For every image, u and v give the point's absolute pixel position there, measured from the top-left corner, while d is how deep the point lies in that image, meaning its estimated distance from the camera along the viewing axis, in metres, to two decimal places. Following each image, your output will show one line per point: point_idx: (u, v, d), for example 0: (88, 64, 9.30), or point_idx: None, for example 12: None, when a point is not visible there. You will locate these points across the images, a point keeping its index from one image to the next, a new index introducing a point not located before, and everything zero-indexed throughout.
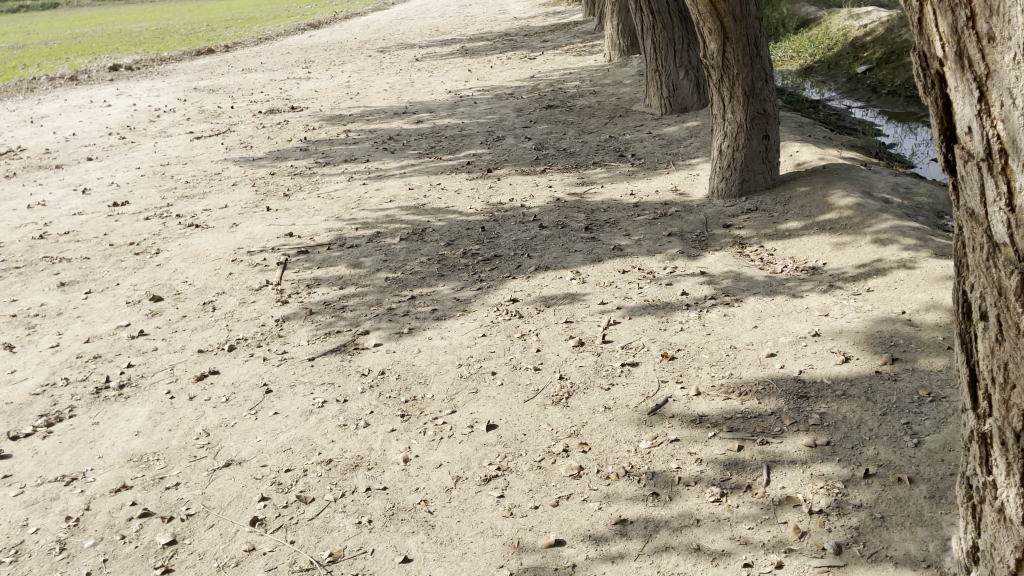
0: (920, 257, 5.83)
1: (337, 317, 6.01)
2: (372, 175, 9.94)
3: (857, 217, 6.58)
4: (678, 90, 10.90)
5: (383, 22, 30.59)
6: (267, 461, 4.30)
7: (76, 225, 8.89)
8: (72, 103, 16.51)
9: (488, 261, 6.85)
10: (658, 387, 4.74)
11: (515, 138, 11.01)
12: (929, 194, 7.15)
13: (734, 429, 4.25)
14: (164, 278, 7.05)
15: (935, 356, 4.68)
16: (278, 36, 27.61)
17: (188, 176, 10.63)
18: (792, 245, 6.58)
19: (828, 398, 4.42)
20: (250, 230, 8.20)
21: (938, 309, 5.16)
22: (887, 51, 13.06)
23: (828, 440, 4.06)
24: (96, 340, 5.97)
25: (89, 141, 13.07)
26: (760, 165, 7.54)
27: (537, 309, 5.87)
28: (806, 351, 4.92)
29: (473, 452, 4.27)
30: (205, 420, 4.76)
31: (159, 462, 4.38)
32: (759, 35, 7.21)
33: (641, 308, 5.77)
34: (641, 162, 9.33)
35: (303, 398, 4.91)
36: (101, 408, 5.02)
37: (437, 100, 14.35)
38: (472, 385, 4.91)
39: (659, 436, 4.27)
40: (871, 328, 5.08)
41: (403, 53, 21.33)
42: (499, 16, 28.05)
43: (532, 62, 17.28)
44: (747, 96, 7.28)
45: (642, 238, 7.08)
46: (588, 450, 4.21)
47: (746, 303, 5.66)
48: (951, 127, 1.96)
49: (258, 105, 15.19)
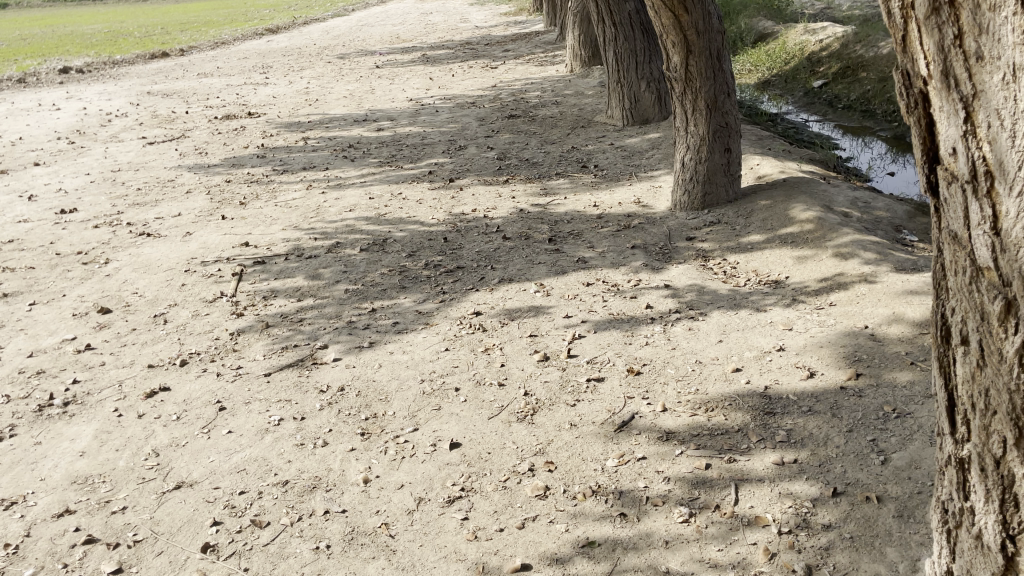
0: (881, 271, 5.86)
1: (294, 331, 5.83)
2: (331, 183, 9.76)
3: (818, 231, 6.61)
4: (640, 102, 10.94)
5: (344, 27, 30.41)
6: (221, 483, 4.13)
7: (21, 233, 8.56)
8: (18, 107, 15.99)
9: (450, 273, 6.75)
10: (624, 403, 4.67)
11: (476, 147, 10.94)
12: (887, 209, 7.23)
13: (701, 447, 4.20)
14: (113, 289, 6.80)
15: (899, 371, 4.69)
16: (234, 40, 27.19)
17: (140, 183, 10.34)
18: (754, 258, 6.59)
19: (794, 415, 4.39)
20: (205, 239, 7.97)
21: (901, 323, 5.19)
22: (842, 66, 13.29)
23: (796, 458, 4.02)
24: (39, 354, 5.71)
25: (36, 146, 12.66)
26: (722, 178, 7.56)
27: (502, 322, 5.77)
28: (771, 366, 4.90)
29: (436, 472, 4.15)
30: (154, 440, 4.56)
31: (104, 484, 4.17)
32: (721, 48, 7.22)
33: (606, 322, 5.70)
34: (603, 174, 9.32)
35: (258, 415, 4.74)
36: (45, 426, 4.78)
37: (397, 108, 14.23)
38: (435, 402, 4.79)
39: (626, 454, 4.19)
40: (835, 343, 5.07)
41: (362, 59, 21.16)
42: (460, 25, 28.05)
43: (494, 72, 17.21)
44: (710, 109, 7.29)
45: (606, 250, 7.03)
46: (554, 468, 4.11)
47: (711, 317, 5.64)
48: (934, 147, 1.93)
49: (213, 111, 14.89)
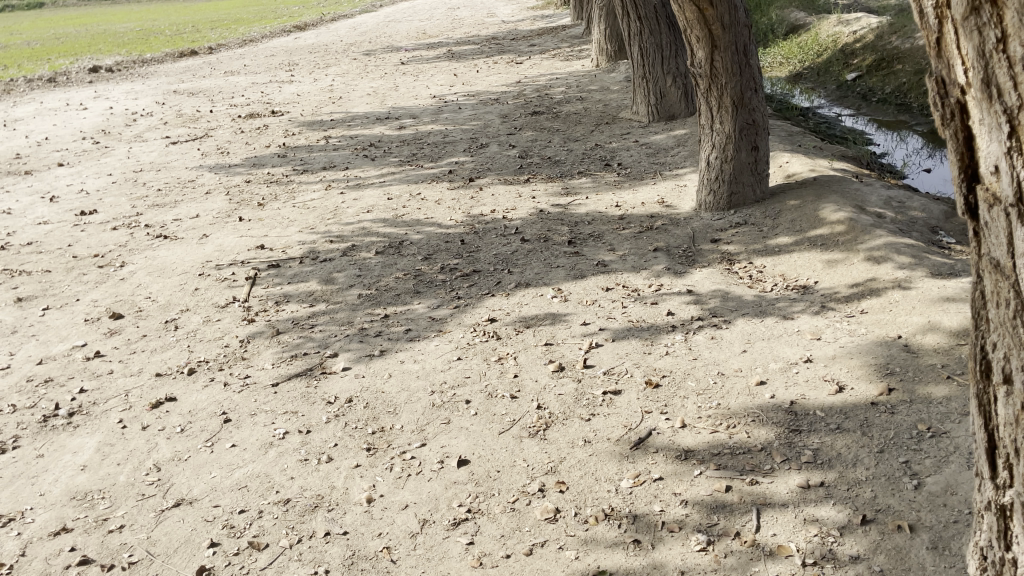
0: (915, 276, 5.57)
1: (305, 338, 5.70)
2: (350, 184, 9.63)
3: (849, 233, 6.31)
4: (666, 98, 10.67)
5: (371, 23, 30.25)
6: (221, 501, 4.00)
7: (40, 235, 8.54)
8: (47, 106, 16.12)
9: (466, 277, 6.58)
10: (642, 418, 4.46)
11: (498, 145, 10.75)
12: (923, 209, 6.91)
13: (722, 467, 3.98)
14: (126, 294, 6.73)
15: (934, 385, 4.42)
16: (262, 38, 27.22)
17: (161, 184, 10.30)
18: (782, 261, 6.33)
19: (821, 433, 4.15)
20: (221, 241, 7.88)
21: (937, 332, 4.90)
22: (877, 58, 12.86)
23: (822, 480, 3.79)
24: (49, 362, 5.64)
25: (61, 146, 12.71)
26: (749, 178, 7.29)
27: (517, 330, 5.59)
28: (797, 379, 4.65)
29: (443, 491, 3.98)
30: (157, 453, 4.45)
31: (104, 501, 4.06)
32: (748, 43, 6.95)
33: (625, 330, 5.49)
34: (627, 172, 9.08)
35: (264, 428, 4.60)
36: (48, 438, 4.69)
37: (420, 105, 14.08)
38: (444, 416, 4.62)
39: (642, 474, 3.99)
40: (866, 354, 4.81)
41: (387, 56, 21.05)
42: (488, 19, 27.83)
43: (519, 67, 17.01)
44: (736, 106, 7.03)
45: (627, 253, 6.81)
46: (566, 489, 3.92)
47: (735, 325, 5.40)
48: (973, 164, 1.73)
49: (238, 110, 14.87)
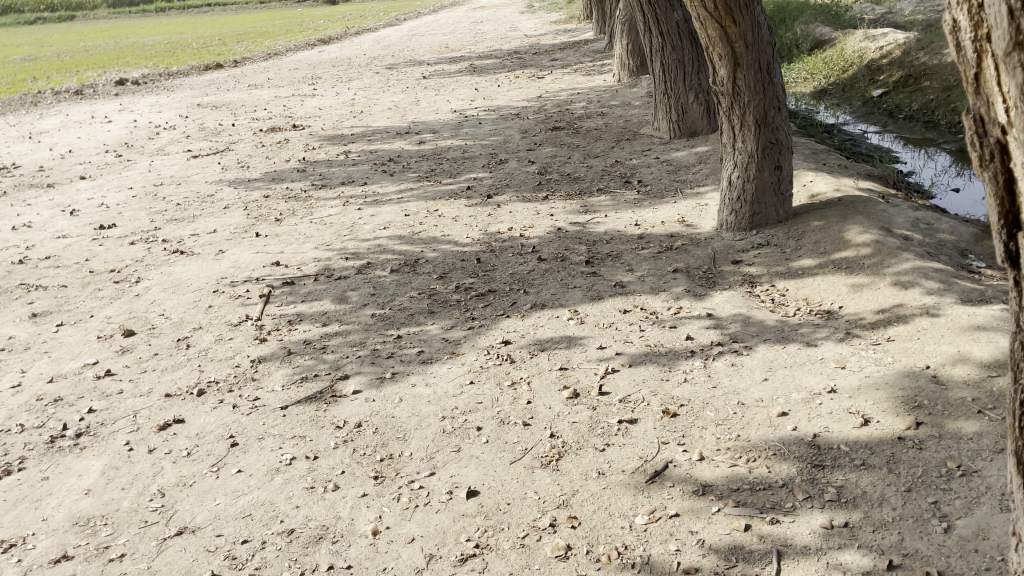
0: (945, 302, 5.38)
1: (316, 359, 5.61)
2: (368, 200, 9.58)
3: (875, 256, 6.13)
4: (687, 114, 10.52)
5: (394, 37, 30.35)
6: (224, 530, 3.90)
7: (59, 249, 8.56)
8: (72, 119, 16.28)
9: (481, 297, 6.47)
10: (658, 449, 4.32)
11: (518, 161, 10.65)
12: (951, 231, 6.72)
13: (741, 503, 3.83)
14: (140, 310, 6.70)
15: (965, 421, 4.24)
16: (287, 51, 27.39)
17: (181, 198, 10.31)
18: (805, 285, 6.16)
19: (845, 469, 3.99)
20: (236, 258, 7.84)
21: (966, 363, 4.72)
22: (905, 74, 12.64)
23: (846, 521, 3.63)
24: (59, 380, 5.60)
25: (84, 159, 12.79)
26: (772, 198, 7.12)
27: (531, 353, 5.47)
28: (820, 411, 4.49)
29: (450, 524, 3.86)
30: (162, 477, 4.37)
31: (106, 528, 3.99)
32: (771, 61, 6.83)
33: (643, 355, 5.35)
34: (647, 190, 8.95)
35: (270, 453, 4.51)
36: (53, 460, 4.63)
37: (440, 120, 14.03)
38: (455, 443, 4.51)
39: (657, 510, 3.84)
40: (892, 386, 4.64)
41: (410, 69, 21.07)
42: (510, 33, 27.81)
43: (540, 82, 16.94)
44: (759, 125, 6.89)
45: (646, 274, 6.68)
46: (578, 524, 3.78)
47: (757, 352, 5.24)
48: (1014, 208, 1.80)
49: (259, 123, 14.92)
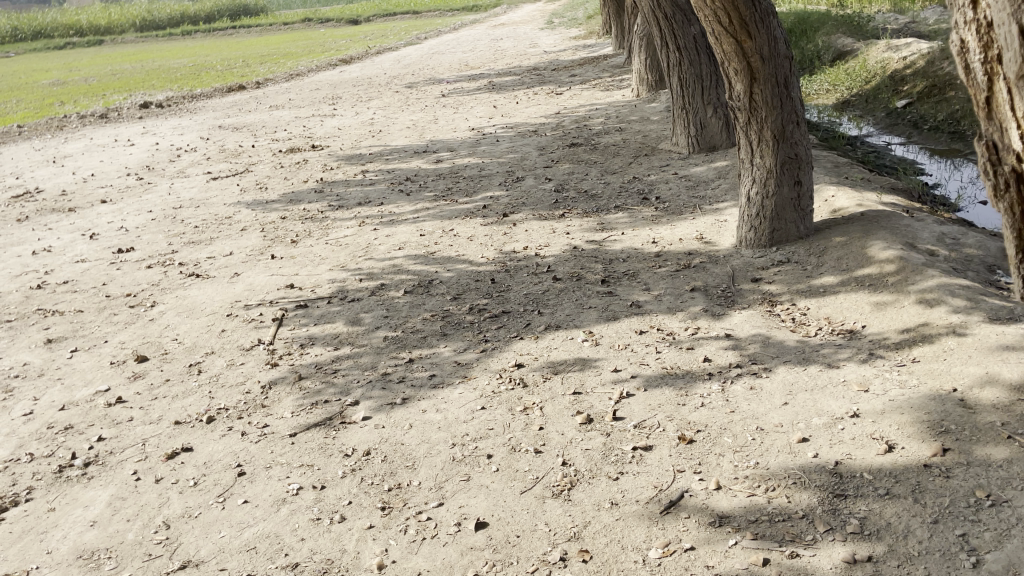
0: (972, 321, 5.18)
1: (326, 384, 5.54)
2: (384, 220, 9.54)
3: (899, 273, 5.94)
4: (706, 129, 10.39)
5: (415, 56, 30.52)
6: (227, 564, 3.83)
7: (77, 274, 8.61)
8: (96, 142, 16.49)
9: (495, 318, 6.38)
10: (673, 478, 4.18)
11: (535, 179, 10.57)
12: (979, 245, 6.51)
13: (759, 536, 3.68)
14: (154, 335, 6.68)
15: (994, 447, 4.07)
16: (309, 72, 27.62)
17: (199, 220, 10.35)
18: (826, 303, 5.99)
19: (868, 499, 3.83)
20: (252, 280, 7.82)
21: (995, 385, 4.53)
22: (929, 84, 12.40)
23: (869, 555, 3.48)
24: (71, 408, 5.57)
25: (106, 182, 12.92)
26: (792, 214, 6.96)
27: (544, 376, 5.35)
28: (843, 437, 4.32)
29: (458, 558, 3.75)
30: (168, 508, 4.31)
31: (110, 561, 3.92)
32: (789, 75, 6.70)
33: (658, 378, 5.22)
34: (665, 207, 8.82)
35: (278, 483, 4.43)
36: (61, 491, 4.59)
37: (458, 138, 14.02)
38: (465, 472, 4.40)
39: (672, 543, 3.71)
40: (918, 409, 4.46)
41: (430, 88, 21.12)
42: (531, 50, 27.82)
43: (558, 98, 16.88)
44: (777, 140, 6.76)
45: (663, 293, 6.55)
46: (589, 558, 3.66)
47: (776, 374, 5.09)
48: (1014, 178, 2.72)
49: (279, 144, 15.00)
